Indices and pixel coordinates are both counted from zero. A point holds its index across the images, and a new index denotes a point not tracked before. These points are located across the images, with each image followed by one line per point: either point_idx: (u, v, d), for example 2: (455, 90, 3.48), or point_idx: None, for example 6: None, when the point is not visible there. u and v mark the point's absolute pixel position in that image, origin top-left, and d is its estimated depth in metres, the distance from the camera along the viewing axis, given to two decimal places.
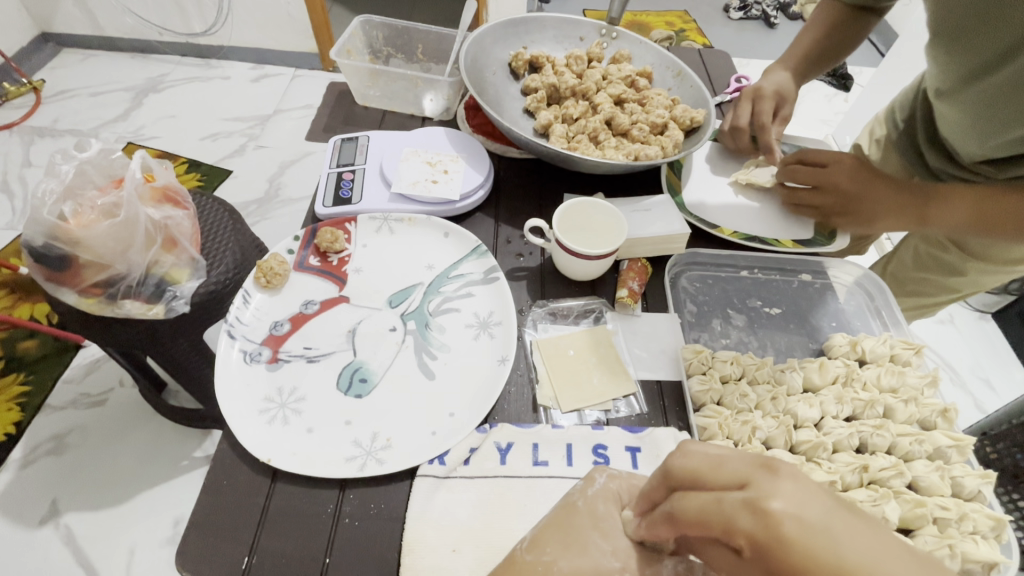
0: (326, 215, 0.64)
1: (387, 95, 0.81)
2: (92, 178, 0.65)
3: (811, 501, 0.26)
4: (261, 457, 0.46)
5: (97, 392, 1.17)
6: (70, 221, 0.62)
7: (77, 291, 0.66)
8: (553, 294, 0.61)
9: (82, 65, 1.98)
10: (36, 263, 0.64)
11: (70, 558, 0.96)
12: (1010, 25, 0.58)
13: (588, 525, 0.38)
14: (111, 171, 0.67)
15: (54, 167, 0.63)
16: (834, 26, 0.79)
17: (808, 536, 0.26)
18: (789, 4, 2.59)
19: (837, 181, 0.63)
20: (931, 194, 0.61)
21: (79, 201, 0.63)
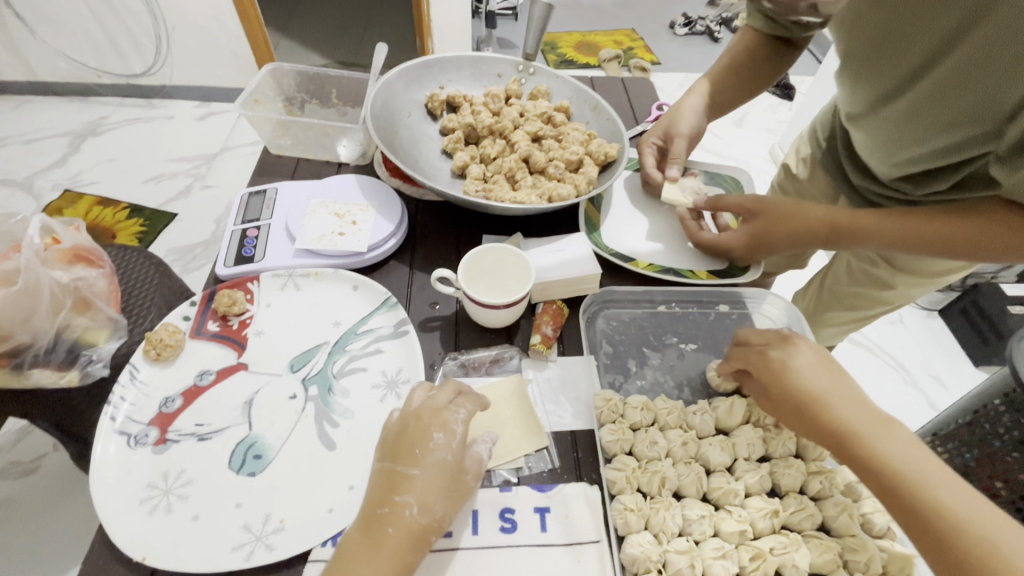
0: (227, 275, 0.62)
1: (300, 142, 0.79)
2: None
3: (817, 374, 0.44)
4: (135, 556, 0.42)
5: (29, 460, 1.11)
6: None
7: None
8: (467, 345, 0.59)
9: (16, 111, 1.92)
10: None
11: None
12: (910, 51, 0.60)
13: (454, 471, 0.44)
14: (12, 238, 0.68)
15: None
16: (745, 61, 0.81)
17: (836, 406, 0.42)
18: (731, 19, 2.69)
19: (743, 231, 0.64)
20: (842, 225, 0.59)
21: None
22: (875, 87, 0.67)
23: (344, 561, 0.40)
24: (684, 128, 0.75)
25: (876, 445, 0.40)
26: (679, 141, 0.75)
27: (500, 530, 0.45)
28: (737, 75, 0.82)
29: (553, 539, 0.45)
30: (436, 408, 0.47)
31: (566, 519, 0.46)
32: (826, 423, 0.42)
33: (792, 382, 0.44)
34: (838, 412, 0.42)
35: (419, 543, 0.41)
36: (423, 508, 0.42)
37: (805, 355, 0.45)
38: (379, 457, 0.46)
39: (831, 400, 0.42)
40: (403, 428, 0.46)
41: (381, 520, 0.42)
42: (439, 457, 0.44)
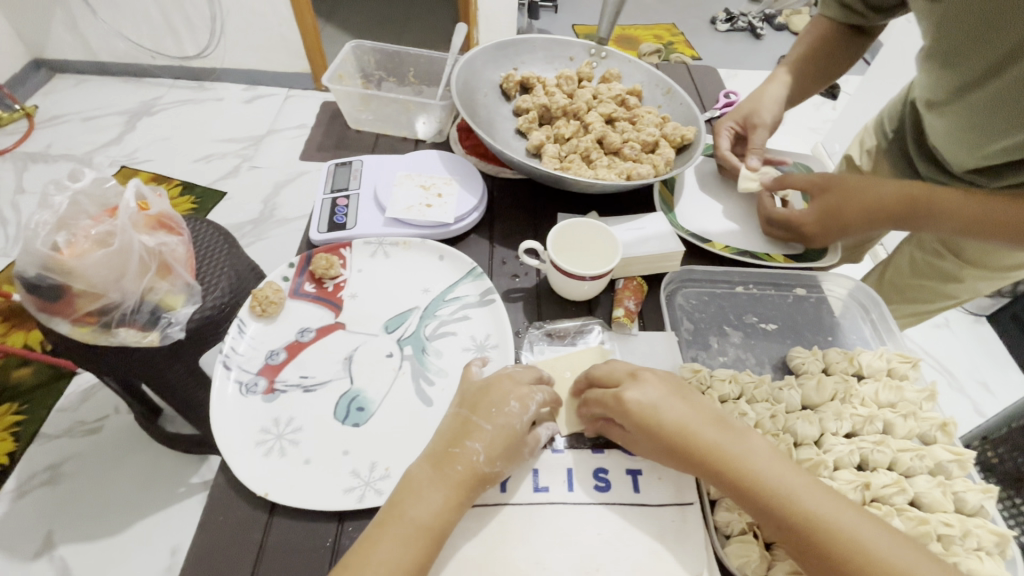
0: (321, 240, 0.64)
1: (379, 118, 0.81)
2: (85, 208, 0.70)
3: (666, 405, 0.45)
4: (258, 491, 0.45)
5: (93, 420, 1.16)
6: (64, 251, 0.66)
7: (70, 320, 0.69)
8: (550, 316, 0.61)
9: (75, 90, 1.99)
10: (30, 294, 0.67)
11: None
12: (997, 42, 0.60)
13: (518, 434, 0.46)
14: (104, 201, 0.72)
15: (48, 199, 0.68)
16: (819, 47, 0.81)
17: (698, 429, 0.44)
18: (774, 16, 2.64)
19: (817, 214, 0.64)
20: (918, 205, 0.59)
21: (73, 231, 0.68)
22: (957, 76, 0.66)
23: (408, 489, 0.43)
24: (767, 119, 0.76)
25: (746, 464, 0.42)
26: (759, 131, 0.75)
27: (595, 489, 0.47)
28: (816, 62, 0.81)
29: (648, 499, 0.46)
30: (517, 381, 0.49)
31: (659, 481, 0.47)
32: (691, 450, 0.43)
33: (638, 407, 0.45)
34: (702, 439, 0.43)
35: (477, 484, 0.44)
36: (488, 458, 0.44)
37: (646, 383, 0.46)
38: (457, 405, 0.49)
39: (696, 429, 0.44)
40: (484, 387, 0.49)
41: (451, 457, 0.44)
42: (513, 419, 0.46)
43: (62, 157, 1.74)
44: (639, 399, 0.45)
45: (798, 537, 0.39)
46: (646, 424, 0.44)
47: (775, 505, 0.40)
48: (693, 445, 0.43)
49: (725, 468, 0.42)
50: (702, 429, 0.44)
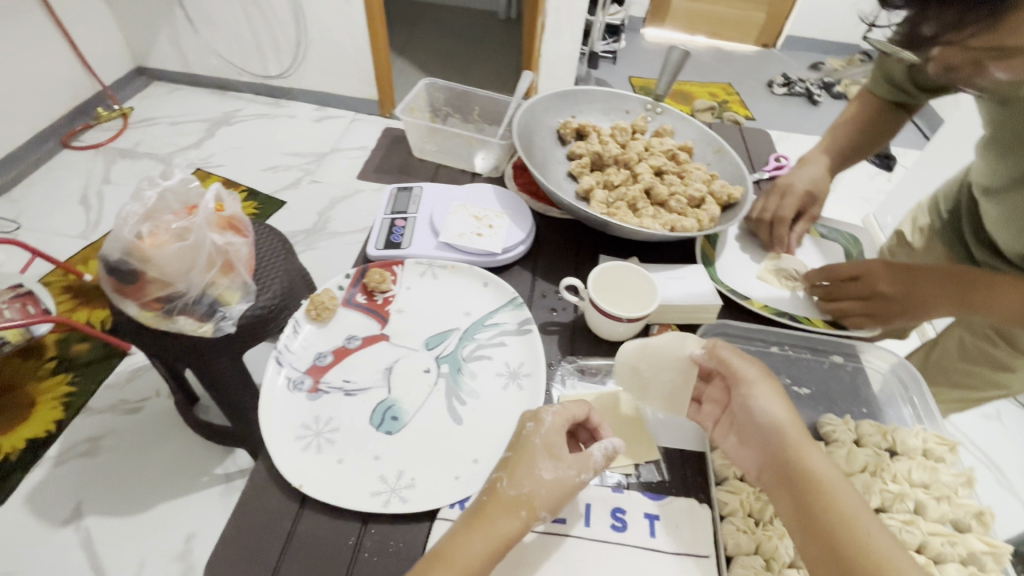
0: (377, 256, 0.69)
1: (442, 150, 0.88)
2: (170, 205, 0.82)
3: (764, 399, 0.49)
4: (294, 482, 0.48)
5: (135, 400, 1.23)
6: (146, 242, 0.78)
7: (141, 303, 0.81)
8: (583, 352, 0.62)
9: (168, 97, 2.19)
10: (113, 275, 0.78)
11: (84, 561, 1.00)
12: None
13: (541, 453, 0.47)
14: (187, 200, 0.84)
15: (141, 194, 0.80)
16: (863, 122, 0.82)
17: (808, 456, 0.44)
18: (832, 84, 2.66)
19: (881, 289, 0.62)
20: (978, 286, 0.59)
21: (156, 225, 0.79)
22: (1016, 167, 0.67)
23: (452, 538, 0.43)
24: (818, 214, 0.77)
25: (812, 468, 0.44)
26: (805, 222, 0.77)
27: (610, 527, 0.48)
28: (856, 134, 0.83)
29: (662, 546, 0.47)
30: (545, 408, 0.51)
31: (675, 528, 0.48)
32: (799, 470, 0.44)
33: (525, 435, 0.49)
34: (810, 464, 0.44)
35: (509, 511, 0.44)
36: (511, 482, 0.46)
37: (776, 401, 0.48)
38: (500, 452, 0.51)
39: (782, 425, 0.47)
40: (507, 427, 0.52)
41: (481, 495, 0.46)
42: (535, 435, 0.48)
43: (147, 156, 1.91)
44: (763, 409, 0.48)
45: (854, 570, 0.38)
46: (780, 439, 0.46)
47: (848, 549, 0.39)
48: (800, 468, 0.44)
49: (822, 496, 0.42)
50: (787, 428, 0.47)
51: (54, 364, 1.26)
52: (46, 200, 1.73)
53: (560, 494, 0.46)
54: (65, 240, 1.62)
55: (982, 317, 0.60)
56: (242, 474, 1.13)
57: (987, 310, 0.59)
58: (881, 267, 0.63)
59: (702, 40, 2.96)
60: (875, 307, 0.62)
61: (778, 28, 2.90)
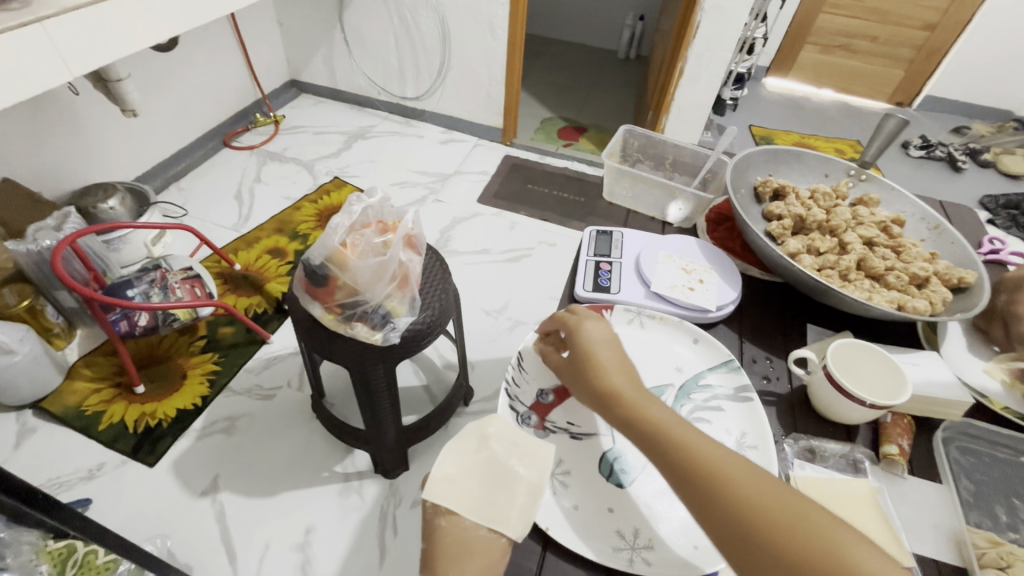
0: (585, 297, 0.70)
1: (633, 196, 0.90)
2: (368, 219, 0.93)
3: (666, 412, 0.47)
4: (541, 523, 0.48)
5: (268, 387, 1.31)
6: (346, 249, 0.88)
7: (328, 304, 0.94)
8: (807, 430, 0.59)
9: (314, 108, 2.40)
10: (313, 276, 0.91)
11: (219, 536, 1.06)
12: None
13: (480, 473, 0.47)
14: (382, 216, 0.94)
15: (349, 208, 0.92)
16: None
17: (689, 439, 0.44)
18: (979, 152, 2.45)
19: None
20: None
21: (355, 235, 0.90)
22: None
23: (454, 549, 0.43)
24: None
25: (717, 461, 0.42)
26: None
27: None
28: None
29: None
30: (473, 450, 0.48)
31: None
32: (682, 452, 0.43)
33: (585, 337, 0.53)
34: (704, 450, 0.43)
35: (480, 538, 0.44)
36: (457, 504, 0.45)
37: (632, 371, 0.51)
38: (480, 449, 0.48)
39: (676, 428, 0.45)
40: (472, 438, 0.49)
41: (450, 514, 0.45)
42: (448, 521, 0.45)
43: (293, 161, 2.09)
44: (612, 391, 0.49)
45: (773, 539, 0.38)
46: (645, 424, 0.46)
47: (780, 523, 0.38)
48: (686, 455, 0.43)
49: (700, 470, 0.42)
50: (684, 432, 0.45)
51: (203, 343, 1.38)
52: (208, 192, 1.92)
53: (493, 563, 0.43)
54: (220, 230, 1.78)
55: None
56: (360, 477, 1.17)
57: None
58: None
59: (830, 93, 2.84)
60: None
61: (918, 88, 2.72)
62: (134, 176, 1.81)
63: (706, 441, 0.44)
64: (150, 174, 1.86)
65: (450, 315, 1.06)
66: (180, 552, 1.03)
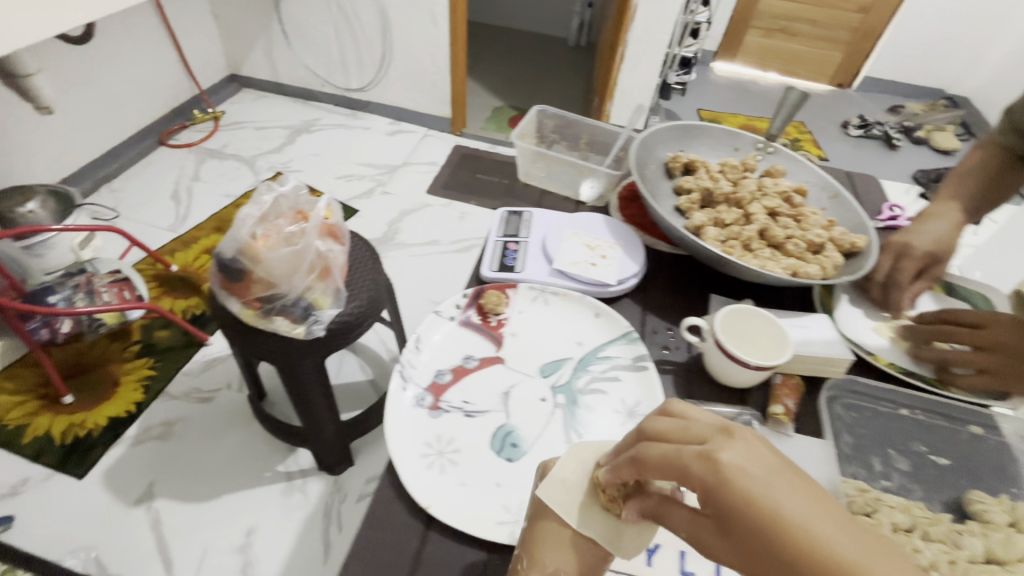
0: (491, 277, 0.70)
1: (548, 176, 0.90)
2: (282, 209, 0.86)
3: (756, 461, 0.32)
4: (422, 502, 0.48)
5: (207, 390, 1.25)
6: (258, 241, 0.83)
7: (246, 299, 0.88)
8: (700, 395, 0.61)
9: (254, 103, 2.31)
10: (225, 270, 0.86)
11: (152, 544, 1.01)
12: None
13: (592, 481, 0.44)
14: (297, 206, 0.88)
15: (260, 198, 0.86)
16: (995, 174, 0.76)
17: (779, 505, 0.30)
18: (913, 129, 2.55)
19: (1001, 340, 0.60)
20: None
21: (268, 226, 0.84)
22: None
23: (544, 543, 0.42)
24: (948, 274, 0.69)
25: (824, 543, 0.29)
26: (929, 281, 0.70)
27: None
28: (982, 180, 0.76)
29: None
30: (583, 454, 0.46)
31: None
32: (774, 526, 0.30)
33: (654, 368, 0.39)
34: (779, 512, 0.30)
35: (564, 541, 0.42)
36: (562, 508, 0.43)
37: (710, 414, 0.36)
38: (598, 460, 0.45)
39: (771, 496, 0.31)
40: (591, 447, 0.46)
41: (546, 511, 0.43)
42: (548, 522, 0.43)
43: (233, 158, 2.02)
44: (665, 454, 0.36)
45: None
46: (729, 492, 0.31)
47: None
48: (770, 519, 0.30)
49: (813, 563, 0.29)
50: (784, 498, 0.31)
51: (138, 347, 1.30)
52: (143, 193, 1.84)
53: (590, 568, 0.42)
54: (156, 232, 1.71)
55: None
56: (303, 475, 1.13)
57: None
58: (1008, 322, 0.60)
59: (776, 76, 2.90)
60: (1005, 382, 0.60)
61: (856, 68, 2.80)
62: (60, 180, 1.72)
63: (819, 513, 0.30)
64: (78, 176, 1.77)
65: (383, 305, 1.02)
66: (111, 563, 0.98)
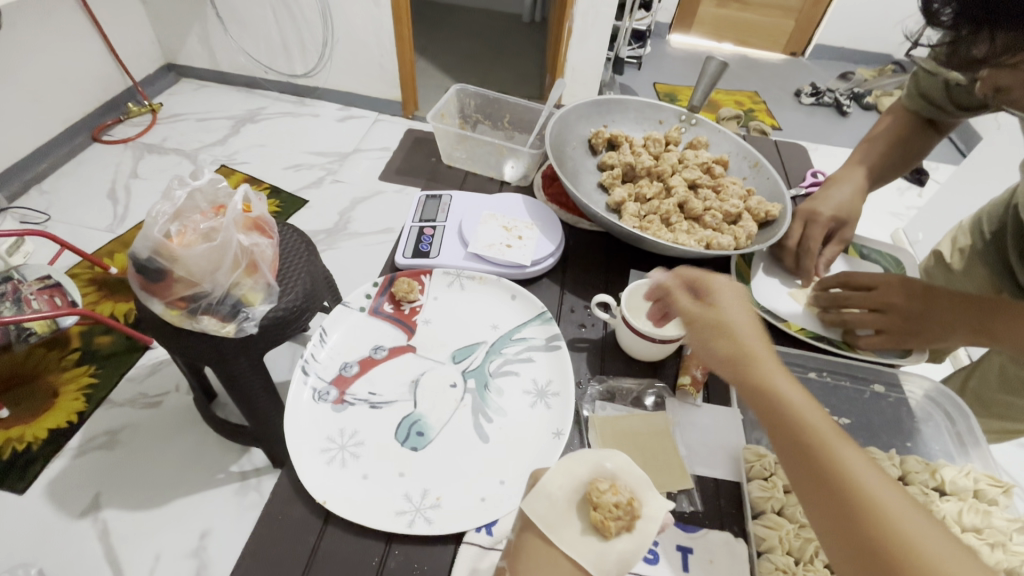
0: (404, 264, 0.69)
1: (470, 158, 0.88)
2: (198, 204, 0.75)
3: (802, 396, 0.41)
4: (318, 498, 0.47)
5: (154, 394, 1.17)
6: (174, 240, 0.71)
7: (164, 302, 0.72)
8: (613, 371, 0.61)
9: (196, 94, 2.10)
10: (136, 273, 0.71)
11: (101, 555, 0.94)
12: None
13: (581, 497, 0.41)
14: (215, 199, 0.77)
15: (170, 192, 0.73)
16: (898, 138, 0.79)
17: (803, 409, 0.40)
18: (863, 95, 2.58)
19: (893, 301, 0.60)
20: (1005, 313, 0.56)
21: (184, 223, 0.73)
22: None
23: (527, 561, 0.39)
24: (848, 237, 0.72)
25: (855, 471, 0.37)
26: (836, 245, 0.72)
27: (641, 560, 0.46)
28: (887, 145, 0.79)
29: None
30: (572, 471, 0.41)
31: (707, 565, 0.46)
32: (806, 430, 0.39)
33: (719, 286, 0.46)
34: (814, 427, 0.39)
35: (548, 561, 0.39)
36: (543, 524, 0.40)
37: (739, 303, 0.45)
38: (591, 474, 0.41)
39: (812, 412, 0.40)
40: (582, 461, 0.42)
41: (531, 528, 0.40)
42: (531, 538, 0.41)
43: (174, 152, 1.85)
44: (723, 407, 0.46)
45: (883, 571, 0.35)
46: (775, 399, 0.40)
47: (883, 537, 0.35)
48: (808, 429, 0.39)
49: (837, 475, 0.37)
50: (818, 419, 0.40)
51: (76, 356, 1.21)
52: (75, 194, 1.67)
53: None
54: (91, 233, 1.56)
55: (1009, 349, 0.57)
56: (258, 473, 1.06)
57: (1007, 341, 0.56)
58: (898, 283, 0.61)
59: (730, 47, 2.90)
60: (897, 342, 0.60)
61: (808, 36, 2.82)
62: None
63: (842, 435, 0.39)
64: (2, 178, 1.60)
65: (324, 298, 0.89)
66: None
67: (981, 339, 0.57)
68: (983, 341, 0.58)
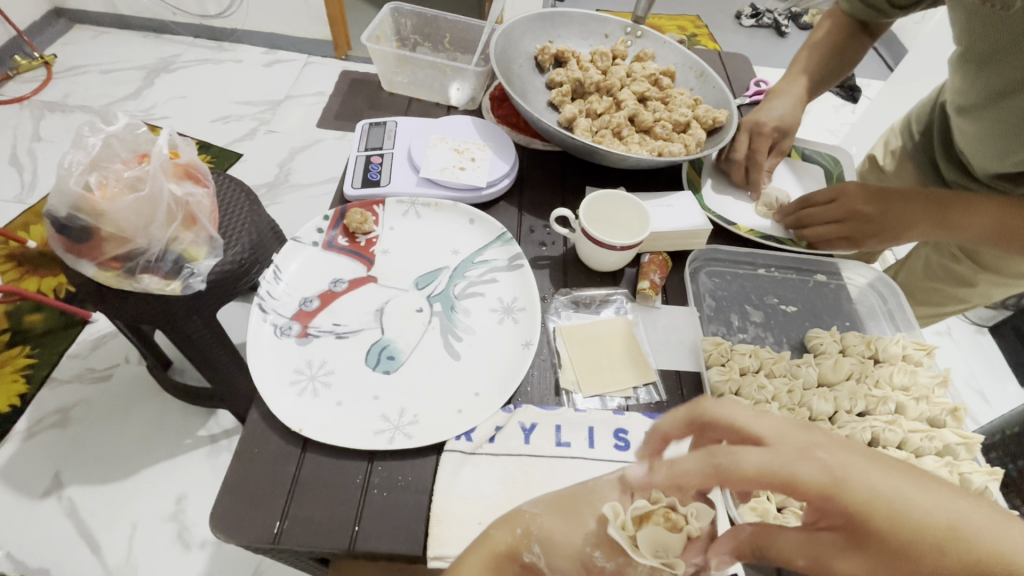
0: (354, 195, 0.66)
1: (413, 82, 0.84)
2: (118, 152, 0.64)
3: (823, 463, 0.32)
4: (293, 427, 0.47)
5: (103, 368, 1.10)
6: (96, 193, 0.61)
7: (95, 263, 0.63)
8: (576, 283, 0.62)
9: (94, 42, 1.86)
10: (58, 234, 0.61)
11: (72, 531, 0.91)
12: (1012, 64, 0.61)
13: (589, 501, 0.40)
14: (137, 146, 0.66)
15: (81, 139, 0.63)
16: (836, 44, 0.80)
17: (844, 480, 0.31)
18: (800, 14, 2.58)
19: (858, 209, 0.62)
20: (953, 206, 0.61)
21: (105, 172, 0.62)
22: (985, 86, 0.66)
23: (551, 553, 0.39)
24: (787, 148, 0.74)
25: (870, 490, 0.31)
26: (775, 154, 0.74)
27: (614, 447, 0.49)
28: (827, 53, 0.80)
29: None
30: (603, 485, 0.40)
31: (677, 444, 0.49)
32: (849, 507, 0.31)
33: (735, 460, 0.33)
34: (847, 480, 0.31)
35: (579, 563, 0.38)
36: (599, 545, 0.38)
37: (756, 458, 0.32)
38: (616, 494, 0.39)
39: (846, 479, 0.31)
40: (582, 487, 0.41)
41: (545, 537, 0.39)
42: (503, 532, 0.39)
43: (80, 109, 1.65)
44: (756, 457, 0.32)
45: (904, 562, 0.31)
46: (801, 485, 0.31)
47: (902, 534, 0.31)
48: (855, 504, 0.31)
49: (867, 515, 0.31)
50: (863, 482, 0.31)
51: (6, 337, 1.11)
52: None
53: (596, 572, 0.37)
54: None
55: (958, 237, 0.62)
56: (228, 434, 1.04)
57: (962, 230, 0.61)
58: (856, 189, 0.63)
59: None
60: (862, 245, 0.63)
61: None
62: None
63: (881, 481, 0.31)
64: None
65: (274, 247, 0.81)
66: (29, 558, 0.88)
67: (938, 232, 0.62)
68: (939, 233, 0.62)
